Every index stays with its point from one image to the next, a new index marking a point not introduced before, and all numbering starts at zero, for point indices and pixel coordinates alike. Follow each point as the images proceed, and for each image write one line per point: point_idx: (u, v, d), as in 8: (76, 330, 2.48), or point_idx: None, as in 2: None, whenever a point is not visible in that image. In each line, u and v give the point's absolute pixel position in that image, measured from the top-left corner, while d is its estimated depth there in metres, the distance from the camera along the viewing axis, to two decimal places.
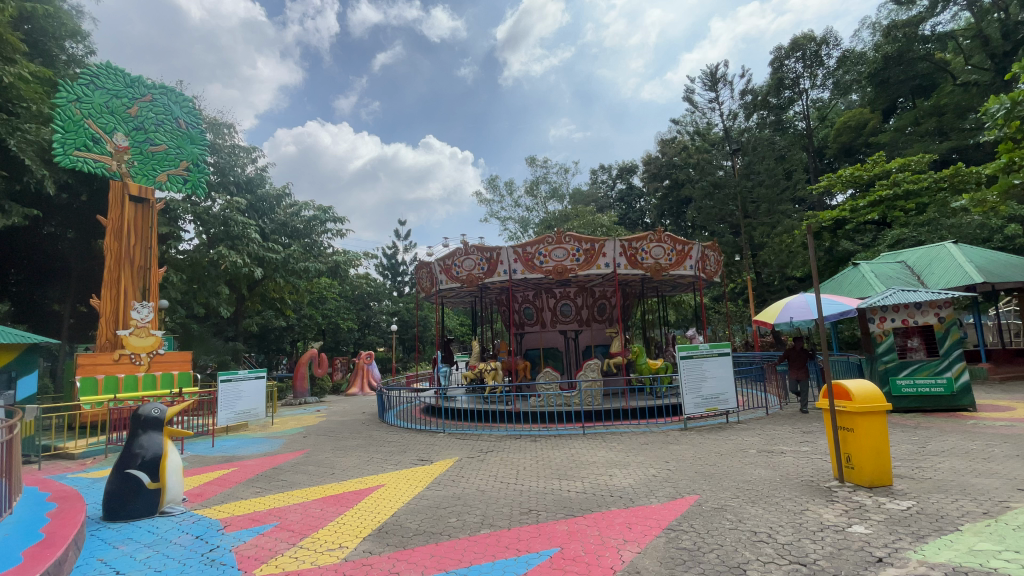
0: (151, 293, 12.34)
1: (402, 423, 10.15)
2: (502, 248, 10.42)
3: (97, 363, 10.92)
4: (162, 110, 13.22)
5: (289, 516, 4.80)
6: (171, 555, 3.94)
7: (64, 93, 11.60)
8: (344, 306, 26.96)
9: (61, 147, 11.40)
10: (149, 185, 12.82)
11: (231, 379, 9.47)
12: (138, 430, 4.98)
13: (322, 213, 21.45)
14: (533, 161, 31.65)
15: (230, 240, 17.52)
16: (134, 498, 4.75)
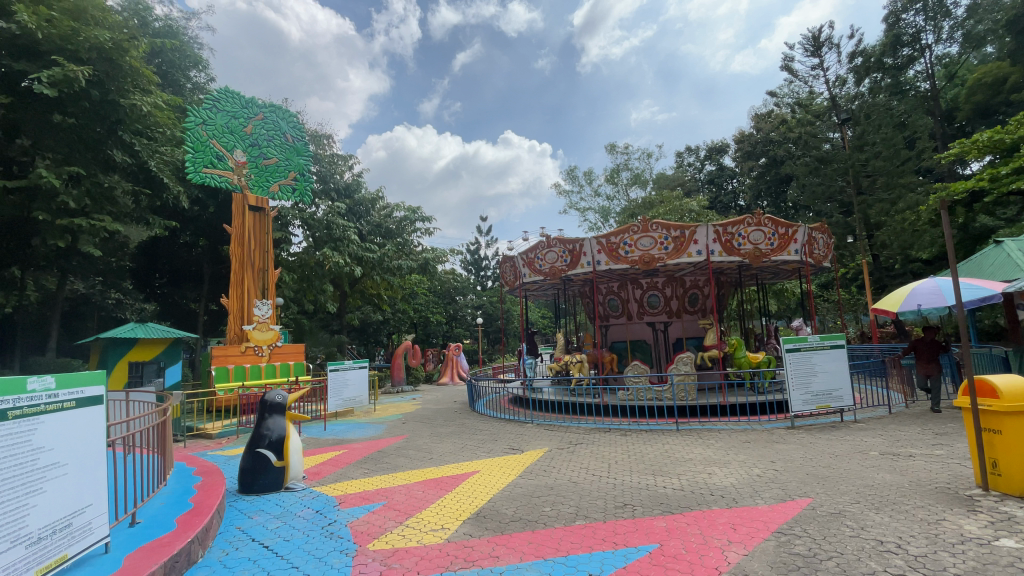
0: (269, 292, 13.82)
1: (491, 413, 10.42)
2: (584, 240, 10.29)
3: (228, 355, 12.40)
4: (272, 126, 14.70)
5: (395, 496, 5.15)
6: (296, 526, 4.38)
7: (193, 117, 13.25)
8: (433, 301, 28.21)
9: (192, 166, 13.02)
10: (265, 195, 14.25)
11: (339, 369, 10.34)
12: (265, 413, 5.51)
13: (411, 213, 22.64)
14: (613, 148, 30.79)
15: (333, 242, 19.02)
16: (264, 474, 5.35)
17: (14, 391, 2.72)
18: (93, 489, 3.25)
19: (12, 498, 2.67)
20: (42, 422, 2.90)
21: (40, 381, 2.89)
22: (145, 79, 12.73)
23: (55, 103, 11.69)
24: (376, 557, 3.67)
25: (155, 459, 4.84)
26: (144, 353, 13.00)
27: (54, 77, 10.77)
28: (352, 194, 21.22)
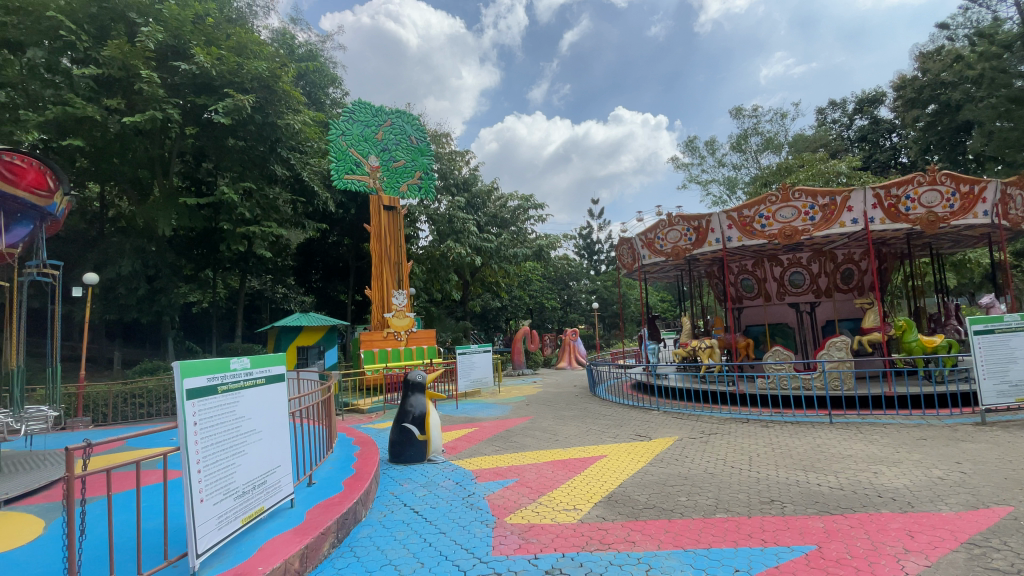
0: (403, 283, 15.11)
1: (615, 399, 10.26)
2: (712, 215, 9.60)
3: (373, 339, 13.87)
4: (399, 131, 15.93)
5: (527, 474, 5.36)
6: (441, 495, 4.78)
7: (335, 130, 14.90)
8: (548, 287, 28.50)
9: (337, 174, 14.64)
10: (396, 195, 15.52)
11: (466, 352, 11.00)
12: (408, 392, 6.04)
13: (525, 202, 23.09)
14: (738, 112, 28.04)
15: (455, 234, 20.15)
16: (410, 446, 5.93)
17: (222, 369, 3.29)
18: (280, 453, 3.86)
19: (226, 456, 3.26)
20: (243, 395, 3.48)
21: (240, 361, 3.47)
22: (295, 100, 14.50)
23: (229, 130, 13.85)
24: (515, 531, 3.85)
25: (322, 429, 5.57)
26: (308, 338, 15.15)
27: (227, 108, 12.75)
28: (470, 187, 21.86)
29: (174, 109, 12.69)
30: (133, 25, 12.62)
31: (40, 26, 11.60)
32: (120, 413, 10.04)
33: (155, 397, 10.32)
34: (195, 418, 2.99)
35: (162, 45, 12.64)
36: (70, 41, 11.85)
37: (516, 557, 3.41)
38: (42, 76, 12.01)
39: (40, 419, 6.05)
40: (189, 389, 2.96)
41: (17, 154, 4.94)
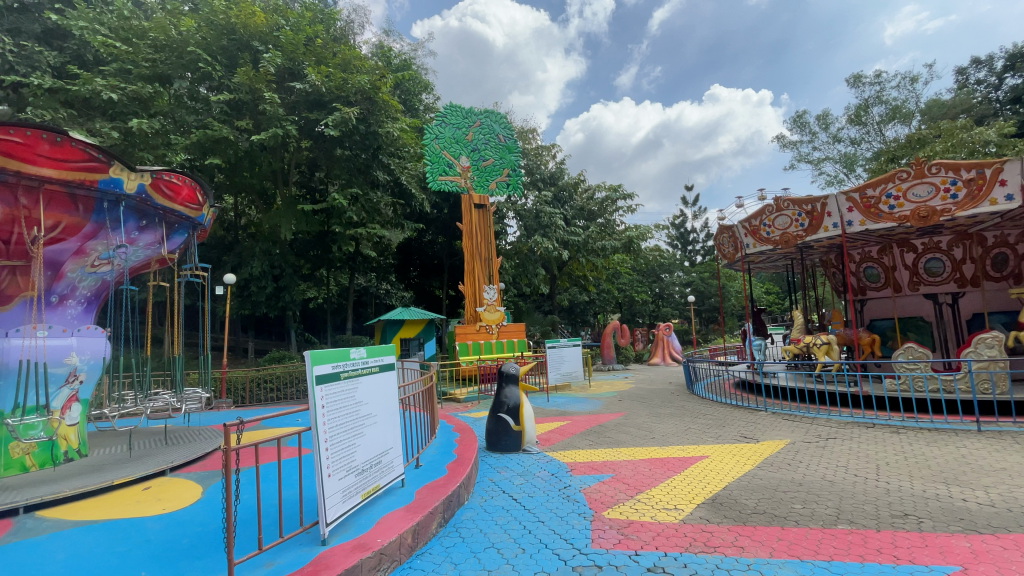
0: (494, 278, 15.51)
1: (716, 397, 9.71)
2: (829, 197, 8.71)
3: (467, 332, 14.42)
4: (488, 130, 16.36)
5: (623, 470, 5.30)
6: (537, 485, 4.90)
7: (429, 134, 15.65)
8: (638, 280, 27.76)
9: (432, 175, 15.38)
10: (486, 193, 15.97)
11: (555, 346, 11.08)
12: (502, 383, 6.19)
13: (613, 192, 22.58)
14: (857, 79, 25.01)
15: (542, 229, 20.25)
16: (505, 436, 6.11)
17: (344, 358, 3.64)
18: (392, 436, 4.20)
19: (348, 437, 3.61)
20: (361, 382, 3.84)
21: (358, 351, 3.82)
22: (393, 108, 15.44)
23: (337, 141, 15.10)
24: (613, 526, 3.84)
25: (425, 416, 5.94)
26: (409, 331, 16.53)
27: (336, 121, 13.91)
28: (557, 181, 21.81)
29: (291, 125, 14.12)
30: (256, 53, 14.20)
31: (184, 61, 13.45)
32: (255, 396, 11.45)
33: (282, 382, 11.66)
34: (323, 401, 3.36)
35: (280, 68, 14.10)
36: (207, 71, 13.61)
37: (616, 551, 3.41)
38: (187, 104, 13.93)
39: (195, 399, 7.09)
40: (317, 375, 3.32)
41: (173, 173, 5.82)
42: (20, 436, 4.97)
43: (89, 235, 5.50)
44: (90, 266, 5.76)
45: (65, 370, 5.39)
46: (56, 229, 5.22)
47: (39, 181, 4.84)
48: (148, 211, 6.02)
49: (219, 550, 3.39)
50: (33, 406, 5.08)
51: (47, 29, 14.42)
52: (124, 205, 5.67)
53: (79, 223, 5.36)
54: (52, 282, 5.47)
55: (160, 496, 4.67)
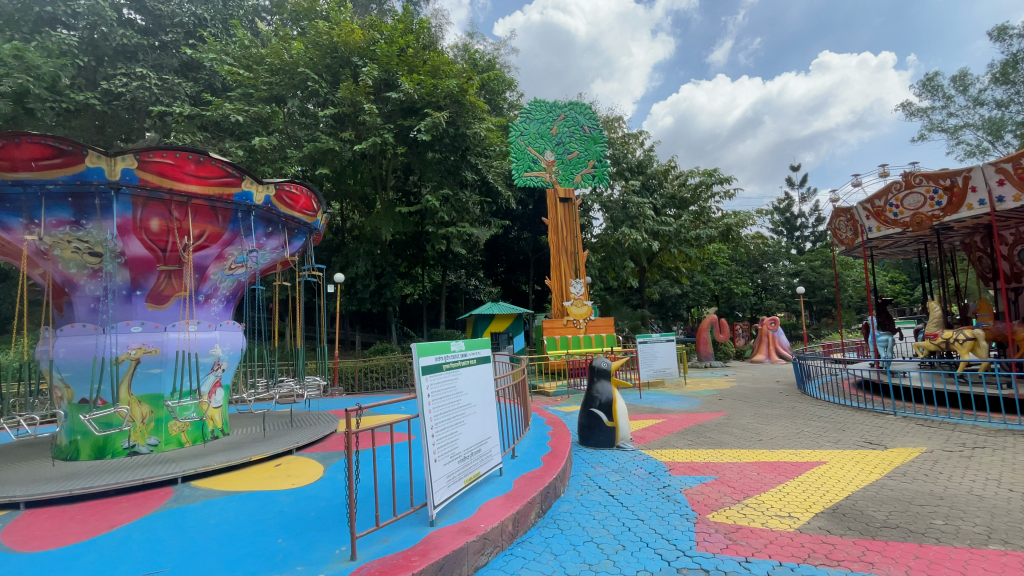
0: (581, 272, 15.36)
1: (832, 398, 8.83)
2: (972, 169, 7.52)
3: (554, 327, 14.45)
4: (572, 122, 16.22)
5: (727, 473, 5.02)
6: (635, 482, 4.80)
7: (514, 131, 15.83)
8: (737, 271, 26.01)
9: (518, 172, 15.56)
10: (571, 186, 15.85)
11: (647, 341, 10.72)
12: (594, 378, 6.10)
13: (707, 177, 21.34)
14: (1006, 28, 21.21)
15: (630, 220, 19.63)
16: (599, 431, 6.05)
17: (445, 350, 3.85)
18: (490, 426, 4.36)
19: (451, 425, 3.80)
20: (461, 373, 4.02)
21: (457, 343, 4.00)
22: (480, 109, 15.84)
23: (428, 145, 15.86)
24: (720, 530, 3.66)
25: (518, 409, 6.05)
26: (499, 325, 17.24)
27: (427, 126, 14.61)
28: (645, 169, 21.04)
29: (388, 133, 15.06)
30: (355, 67, 15.28)
31: (295, 81, 14.86)
32: (363, 384, 12.46)
33: (385, 372, 12.57)
34: (428, 391, 3.57)
35: (377, 80, 15.07)
36: (315, 89, 14.91)
37: (724, 556, 3.25)
38: (299, 120, 15.36)
39: (314, 386, 7.86)
40: (423, 365, 3.54)
41: (292, 184, 6.54)
42: (177, 415, 5.89)
43: (227, 242, 6.26)
44: (228, 269, 6.54)
45: (211, 359, 6.25)
46: (201, 238, 5.99)
47: (187, 197, 5.64)
48: (274, 219, 6.75)
49: (341, 524, 3.75)
50: (186, 390, 5.98)
51: (183, 63, 16.82)
52: (254, 214, 6.39)
53: (218, 231, 6.10)
54: (200, 284, 6.22)
55: (289, 472, 5.25)
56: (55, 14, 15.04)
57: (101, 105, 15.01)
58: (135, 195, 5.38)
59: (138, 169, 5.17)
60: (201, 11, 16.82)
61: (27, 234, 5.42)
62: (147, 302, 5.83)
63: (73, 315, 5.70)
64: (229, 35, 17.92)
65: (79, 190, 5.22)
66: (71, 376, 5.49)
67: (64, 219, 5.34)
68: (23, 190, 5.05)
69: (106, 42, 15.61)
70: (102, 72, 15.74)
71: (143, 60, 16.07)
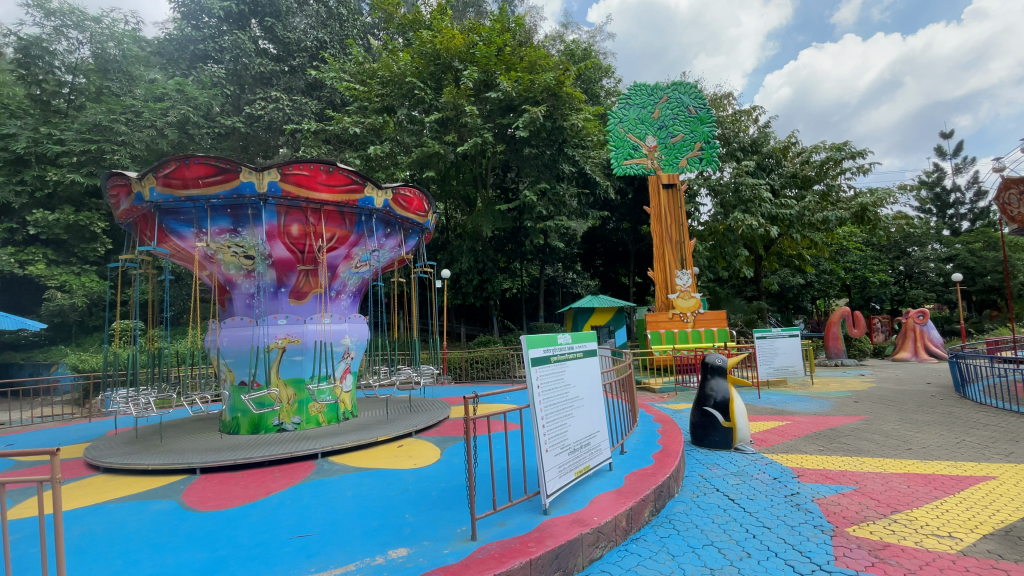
0: (688, 262, 14.60)
1: (1003, 404, 7.47)
2: None
3: (659, 320, 13.90)
4: (676, 104, 15.38)
5: (869, 483, 4.49)
6: (757, 487, 4.48)
7: (613, 118, 15.41)
8: (872, 257, 22.89)
9: (617, 161, 15.15)
10: (675, 172, 15.09)
11: (766, 337, 9.90)
12: (708, 374, 5.78)
13: (836, 152, 19.02)
14: None
15: (743, 205, 18.17)
16: (714, 431, 5.73)
17: (553, 342, 3.89)
18: (599, 420, 4.33)
19: (561, 417, 3.84)
20: (568, 365, 4.03)
21: (564, 336, 4.02)
22: (578, 100, 15.68)
23: (525, 140, 16.04)
24: (863, 545, 3.29)
25: (626, 405, 5.94)
26: (601, 318, 17.02)
27: (526, 122, 14.79)
28: (760, 148, 19.32)
29: (488, 132, 15.49)
30: (456, 72, 15.84)
31: (403, 91, 15.69)
32: (469, 374, 13.08)
33: (490, 363, 13.04)
34: (538, 382, 3.64)
35: (477, 82, 15.56)
36: (421, 96, 15.61)
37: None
38: (407, 128, 16.33)
39: (428, 375, 8.39)
40: (533, 357, 3.62)
41: (407, 187, 7.05)
42: (315, 398, 6.64)
43: (354, 242, 6.89)
44: (355, 268, 7.21)
45: (342, 348, 6.95)
46: (332, 240, 6.66)
47: (320, 204, 6.32)
48: (392, 221, 7.31)
49: (459, 505, 3.99)
50: (323, 375, 6.72)
51: (308, 83, 18.76)
52: (375, 216, 6.96)
53: (346, 233, 6.74)
54: (332, 281, 6.93)
55: (410, 454, 5.67)
56: (206, 50, 17.75)
57: (246, 128, 17.30)
58: (279, 205, 6.13)
59: (280, 181, 5.92)
60: (322, 35, 18.61)
61: (196, 241, 6.35)
62: (290, 298, 6.64)
63: (233, 309, 6.66)
64: (345, 54, 19.62)
65: (235, 203, 6.06)
66: (234, 362, 6.43)
67: (224, 227, 6.24)
68: (194, 204, 5.97)
69: (248, 71, 17.92)
70: (245, 98, 18.09)
71: (276, 85, 18.18)
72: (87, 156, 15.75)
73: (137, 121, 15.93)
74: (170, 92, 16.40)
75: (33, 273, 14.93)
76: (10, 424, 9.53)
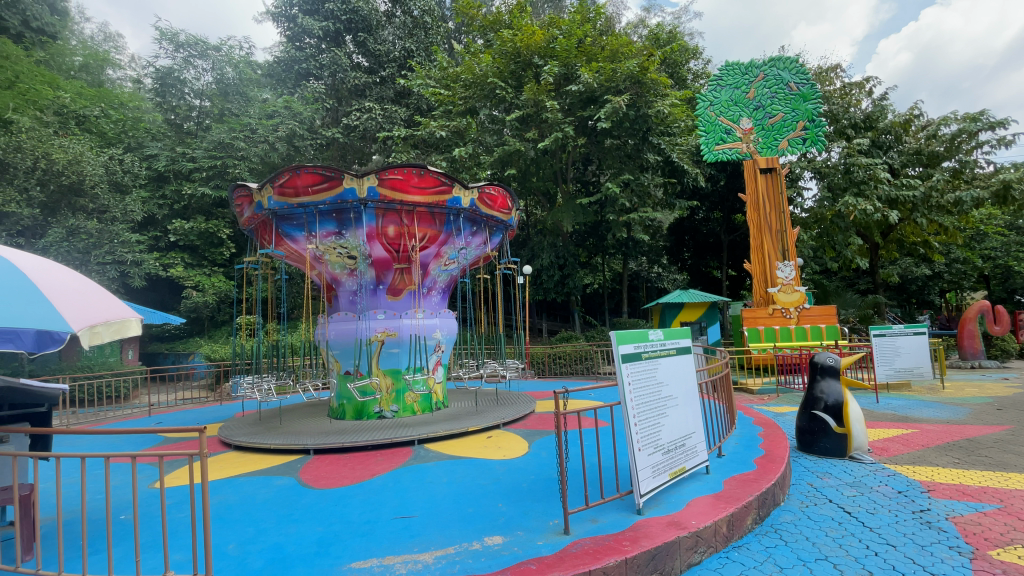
0: (789, 253, 13.48)
1: None
2: None
3: (757, 316, 12.94)
4: (775, 81, 14.19)
5: (1018, 502, 3.88)
6: (877, 501, 4.04)
7: (703, 102, 14.58)
8: None
9: (708, 147, 14.35)
10: (774, 155, 13.99)
11: (886, 334, 8.89)
12: (818, 376, 5.31)
13: (971, 122, 16.53)
14: None
15: (855, 187, 16.40)
16: (824, 438, 5.26)
17: (644, 338, 3.78)
18: (694, 420, 4.16)
19: (654, 416, 3.72)
20: (660, 363, 3.90)
21: (655, 332, 3.90)
22: (663, 85, 15.04)
23: (607, 132, 15.69)
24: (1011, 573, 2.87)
25: (724, 406, 5.60)
26: (690, 315, 16.28)
27: (608, 113, 14.45)
28: (876, 124, 17.27)
29: (569, 126, 15.34)
30: (536, 68, 15.86)
31: (485, 91, 16.00)
32: (553, 370, 13.13)
33: (573, 359, 12.99)
34: (630, 379, 3.57)
35: (558, 76, 15.50)
36: (502, 95, 15.86)
37: None
38: (489, 128, 16.68)
39: (514, 368, 8.56)
40: (623, 354, 3.55)
41: (493, 186, 7.22)
42: (411, 387, 7.04)
43: (443, 241, 7.19)
44: (444, 265, 7.53)
45: (434, 342, 7.29)
46: (424, 239, 7.00)
47: (413, 207, 6.67)
48: (479, 220, 7.53)
49: (549, 498, 4.03)
50: (418, 366, 7.12)
51: (397, 92, 19.79)
52: (462, 216, 7.20)
53: (436, 233, 7.05)
54: (424, 278, 7.30)
55: (499, 445, 5.82)
56: (308, 69, 19.21)
57: (343, 137, 18.65)
58: (377, 208, 6.55)
59: (378, 186, 6.33)
60: (408, 44, 19.54)
61: (306, 243, 6.92)
62: (387, 294, 7.09)
63: (339, 306, 7.24)
64: (430, 60, 20.43)
65: (340, 208, 6.56)
66: (339, 354, 6.98)
67: (331, 230, 6.77)
68: (305, 211, 6.53)
69: (344, 85, 19.28)
70: (343, 110, 19.50)
71: (369, 95, 19.38)
72: (213, 171, 17.86)
73: (253, 137, 17.87)
74: (279, 109, 18.18)
75: (175, 275, 17.30)
76: (160, 405, 11.11)
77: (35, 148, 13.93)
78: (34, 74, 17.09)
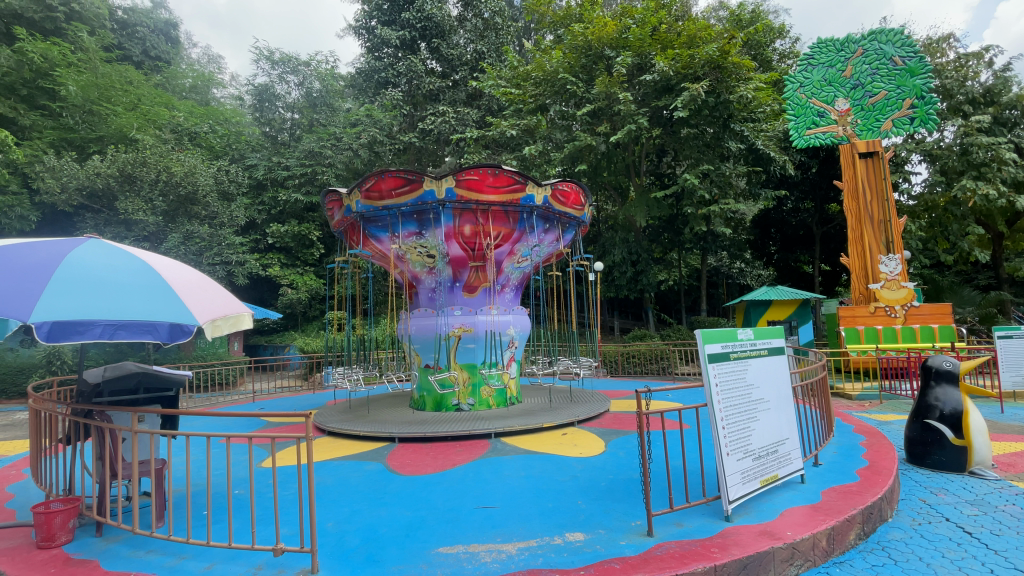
0: (895, 245, 12.20)
1: None
2: None
3: (856, 315, 11.83)
4: (875, 56, 12.80)
5: None
6: (1006, 522, 3.58)
7: (791, 84, 13.54)
8: None
9: (797, 132, 13.34)
10: (876, 137, 12.73)
11: (1014, 337, 7.73)
12: (931, 381, 4.80)
13: None
14: None
15: (975, 170, 14.52)
16: (938, 450, 4.74)
17: (732, 338, 3.60)
18: (788, 426, 3.91)
19: (743, 419, 3.55)
20: (751, 363, 3.71)
21: (745, 332, 3.71)
22: (745, 69, 14.20)
23: (684, 121, 15.06)
24: None
25: (822, 413, 5.18)
26: (777, 313, 15.25)
27: (686, 101, 13.86)
28: (999, 98, 15.21)
29: (642, 118, 14.92)
30: (608, 60, 15.52)
31: (556, 87, 15.97)
32: (627, 368, 12.87)
33: (648, 358, 12.65)
34: (717, 380, 3.43)
35: (631, 66, 15.10)
36: (573, 90, 15.70)
37: None
38: (559, 124, 16.61)
39: (588, 365, 8.51)
40: (710, 354, 3.41)
41: (565, 183, 7.21)
42: (486, 382, 7.24)
43: (516, 239, 7.29)
44: (517, 263, 7.62)
45: (507, 337, 7.43)
46: (498, 238, 7.13)
47: (488, 206, 6.82)
48: (551, 217, 7.54)
49: (631, 499, 3.96)
50: (494, 361, 7.32)
51: (469, 94, 20.26)
52: (535, 213, 7.25)
53: (510, 231, 7.16)
54: (498, 275, 7.44)
55: (574, 442, 5.82)
56: (386, 77, 20.18)
57: (419, 141, 19.43)
58: (454, 208, 6.77)
59: (455, 187, 6.56)
60: (480, 46, 19.93)
61: (390, 243, 7.29)
62: (464, 291, 7.31)
63: (419, 302, 7.57)
64: (501, 61, 20.68)
65: (420, 209, 6.85)
66: (420, 348, 7.31)
67: (412, 230, 7.08)
68: (388, 212, 6.89)
69: (418, 90, 20.05)
70: (418, 115, 20.30)
71: (442, 99, 20.00)
72: (304, 178, 19.33)
73: (338, 145, 19.17)
74: (361, 118, 19.30)
75: (272, 274, 18.95)
76: (262, 392, 12.25)
77: (157, 162, 15.98)
78: (153, 96, 19.47)
